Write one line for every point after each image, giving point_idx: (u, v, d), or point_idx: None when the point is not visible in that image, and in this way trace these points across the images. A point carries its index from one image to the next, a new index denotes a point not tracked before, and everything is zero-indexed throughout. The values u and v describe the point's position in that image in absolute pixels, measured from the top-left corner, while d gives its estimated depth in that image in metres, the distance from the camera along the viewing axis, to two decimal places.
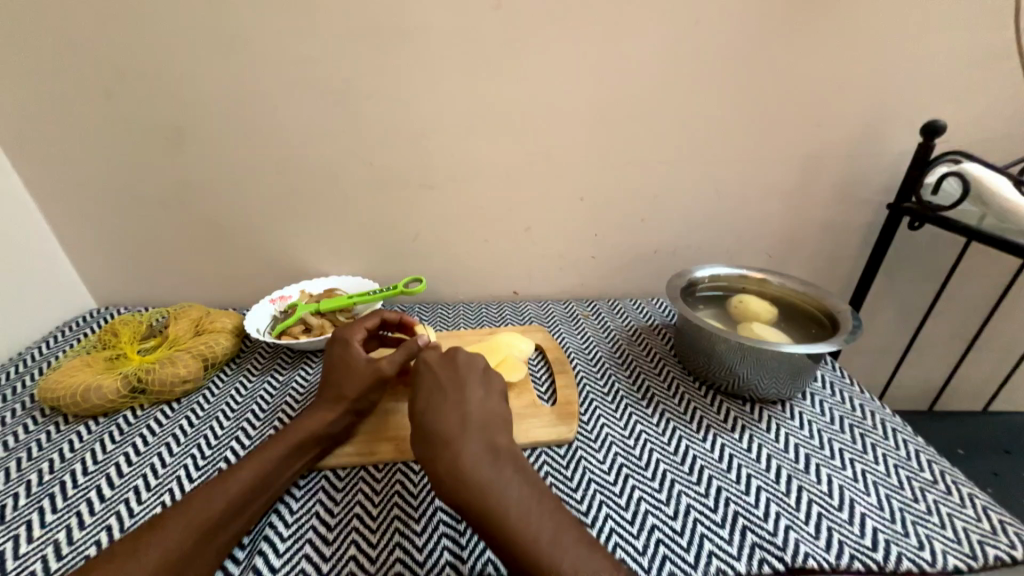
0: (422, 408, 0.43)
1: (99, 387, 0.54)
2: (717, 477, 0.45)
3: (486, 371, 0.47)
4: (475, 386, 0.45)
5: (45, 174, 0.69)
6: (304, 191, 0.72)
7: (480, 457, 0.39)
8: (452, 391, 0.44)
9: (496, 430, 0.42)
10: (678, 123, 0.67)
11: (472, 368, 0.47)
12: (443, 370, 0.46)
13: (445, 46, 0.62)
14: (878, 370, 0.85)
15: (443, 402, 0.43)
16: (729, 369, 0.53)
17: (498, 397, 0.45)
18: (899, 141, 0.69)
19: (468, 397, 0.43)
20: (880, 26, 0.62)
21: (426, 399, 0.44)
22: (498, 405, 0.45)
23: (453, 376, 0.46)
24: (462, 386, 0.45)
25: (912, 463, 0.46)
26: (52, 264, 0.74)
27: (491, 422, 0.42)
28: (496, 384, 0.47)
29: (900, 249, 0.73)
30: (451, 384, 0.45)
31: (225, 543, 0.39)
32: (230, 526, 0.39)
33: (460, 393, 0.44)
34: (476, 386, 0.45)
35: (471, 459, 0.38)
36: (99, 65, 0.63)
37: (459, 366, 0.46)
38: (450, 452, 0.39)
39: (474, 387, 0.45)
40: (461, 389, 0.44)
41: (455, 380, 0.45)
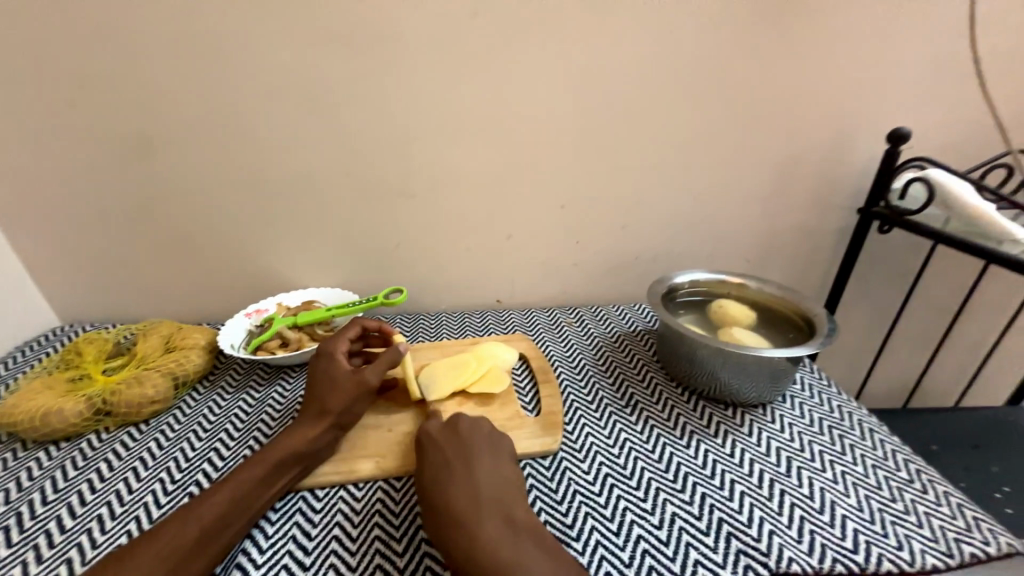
0: (432, 484, 0.41)
1: (60, 410, 0.51)
2: (701, 484, 0.45)
3: (492, 433, 0.47)
4: (483, 455, 0.44)
5: (2, 186, 0.66)
6: (279, 201, 0.70)
7: (500, 534, 0.38)
8: (460, 463, 0.43)
9: (510, 501, 0.41)
10: (655, 131, 0.68)
11: (477, 433, 0.46)
12: (448, 438, 0.45)
13: (422, 53, 0.62)
14: (854, 371, 0.88)
15: (453, 477, 0.42)
16: (711, 374, 0.53)
17: (507, 461, 0.45)
18: (867, 148, 0.71)
19: (476, 467, 0.42)
20: (846, 36, 0.64)
21: (434, 475, 0.42)
22: (509, 472, 0.43)
23: (461, 445, 0.45)
24: (469, 456, 0.44)
25: (889, 463, 0.47)
26: (11, 281, 0.70)
27: (505, 494, 0.41)
28: (504, 449, 0.46)
29: (872, 253, 0.75)
30: (460, 455, 0.43)
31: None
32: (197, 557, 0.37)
33: (468, 463, 0.43)
34: (485, 455, 0.44)
35: (490, 538, 0.37)
36: (59, 73, 0.60)
37: (461, 434, 0.45)
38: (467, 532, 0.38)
39: (482, 456, 0.44)
40: (469, 460, 0.43)
41: (463, 450, 0.44)
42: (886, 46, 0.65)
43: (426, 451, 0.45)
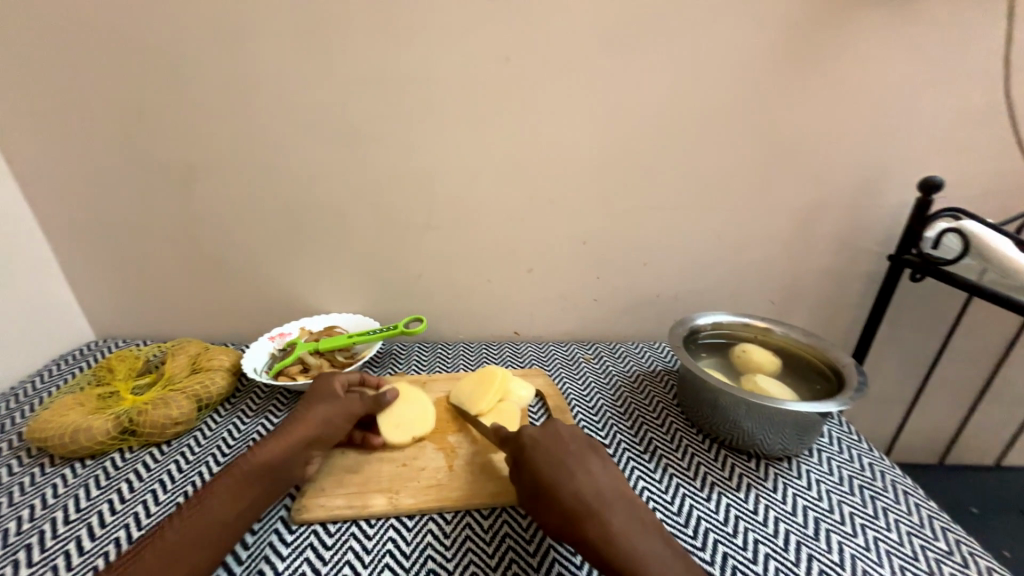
0: (555, 480, 0.41)
1: (90, 427, 0.52)
2: (723, 542, 0.43)
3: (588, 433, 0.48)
4: (589, 453, 0.45)
5: (56, 209, 0.71)
6: (309, 229, 0.73)
7: (630, 532, 0.39)
8: (579, 464, 0.43)
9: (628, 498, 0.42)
10: (678, 172, 0.69)
11: (583, 438, 0.47)
12: (561, 438, 0.46)
13: (452, 94, 0.65)
14: (885, 422, 0.84)
15: (572, 475, 0.42)
16: (734, 423, 0.52)
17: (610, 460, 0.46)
18: (897, 194, 0.70)
19: (594, 468, 0.43)
20: (873, 85, 0.64)
21: (556, 472, 0.42)
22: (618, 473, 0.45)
23: (572, 446, 0.45)
24: (585, 458, 0.44)
25: (925, 530, 0.44)
26: (54, 297, 0.74)
27: (621, 491, 0.42)
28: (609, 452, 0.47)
29: (903, 300, 0.73)
30: (571, 455, 0.44)
31: None
32: None
33: (586, 463, 0.44)
34: (598, 457, 0.45)
35: (624, 537, 0.38)
36: (117, 107, 0.65)
37: (567, 438, 0.46)
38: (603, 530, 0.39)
39: (597, 457, 0.45)
40: (586, 460, 0.44)
41: (578, 451, 0.45)
42: (916, 96, 0.65)
43: (534, 448, 0.45)
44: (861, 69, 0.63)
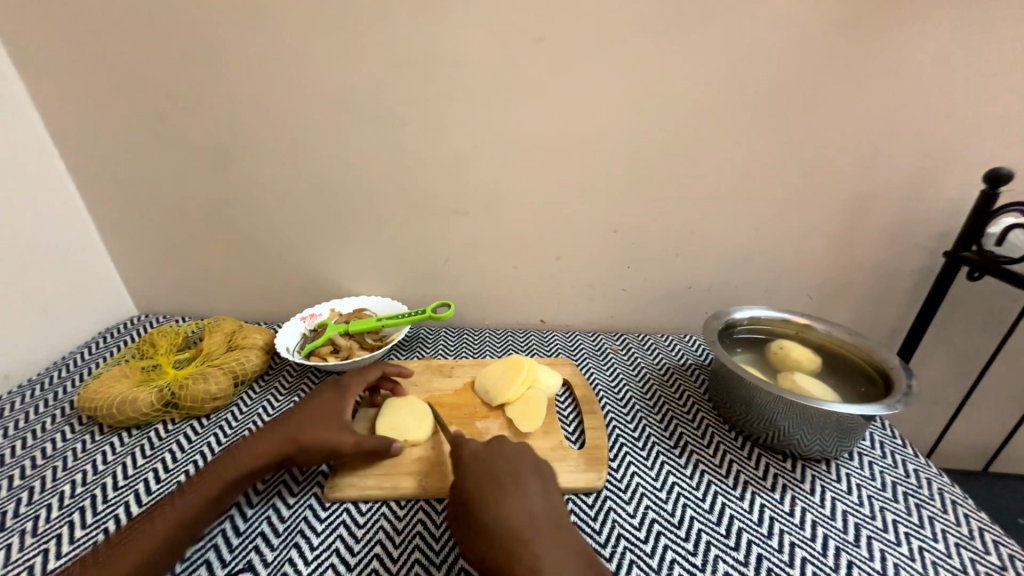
0: (484, 500, 0.41)
1: (135, 399, 0.55)
2: (757, 542, 0.42)
3: (538, 456, 0.47)
4: (532, 472, 0.44)
5: (100, 189, 0.73)
6: (340, 213, 0.73)
7: (556, 554, 0.37)
8: (511, 485, 0.42)
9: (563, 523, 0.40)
10: (719, 159, 0.66)
11: (525, 457, 0.46)
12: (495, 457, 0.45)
13: (486, 76, 0.63)
14: (926, 425, 0.80)
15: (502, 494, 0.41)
16: (770, 422, 0.50)
17: (556, 484, 0.44)
18: (958, 186, 0.65)
19: (527, 490, 0.42)
20: (940, 68, 0.59)
21: (485, 490, 0.42)
22: (558, 497, 0.43)
23: (507, 467, 0.44)
24: (519, 479, 0.43)
25: (976, 543, 0.42)
26: (100, 273, 0.77)
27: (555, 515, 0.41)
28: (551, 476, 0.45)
29: (956, 299, 0.69)
30: (512, 473, 0.43)
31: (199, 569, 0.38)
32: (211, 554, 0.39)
33: (519, 485, 0.42)
34: (534, 480, 0.43)
35: (549, 558, 0.36)
36: (156, 89, 0.66)
37: (504, 458, 0.45)
38: (524, 551, 0.37)
39: (532, 480, 0.43)
40: (519, 481, 0.43)
41: (512, 472, 0.44)
42: (990, 79, 0.59)
43: (466, 472, 0.44)
44: (929, 49, 0.58)
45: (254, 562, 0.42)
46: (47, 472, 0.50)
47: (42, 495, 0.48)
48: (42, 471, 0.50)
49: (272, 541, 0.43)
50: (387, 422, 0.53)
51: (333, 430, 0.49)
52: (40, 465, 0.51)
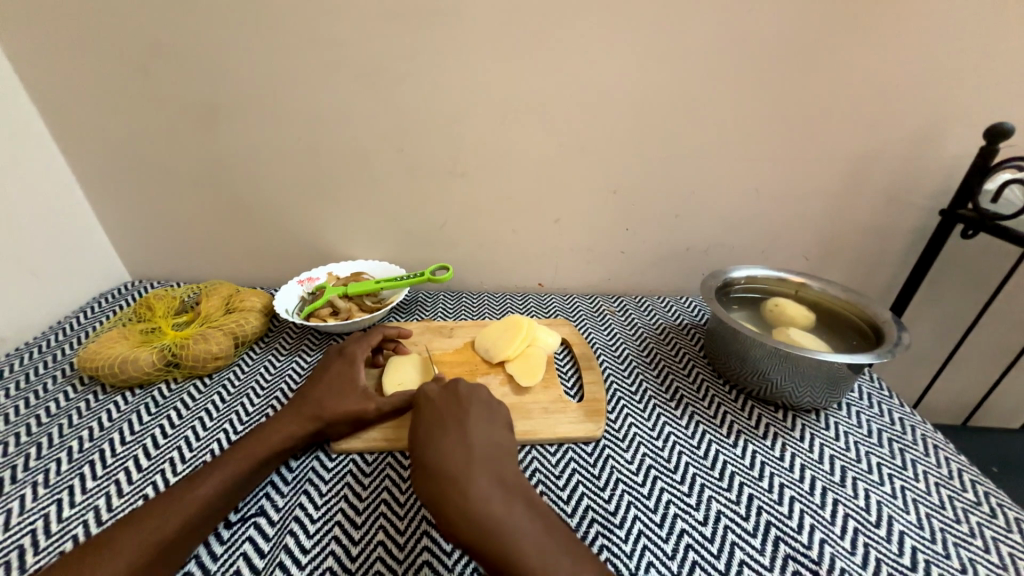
0: (426, 441, 0.42)
1: (136, 359, 0.55)
2: (748, 484, 0.44)
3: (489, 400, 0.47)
4: (478, 414, 0.45)
5: (81, 150, 0.70)
6: (334, 174, 0.72)
7: (490, 493, 0.38)
8: (453, 427, 0.43)
9: (502, 464, 0.41)
10: (720, 116, 0.65)
11: (475, 397, 0.46)
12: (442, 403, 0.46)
13: (481, 26, 0.60)
14: (910, 382, 0.83)
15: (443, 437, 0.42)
16: (763, 375, 0.52)
17: (502, 426, 0.45)
18: (959, 144, 0.65)
19: (469, 430, 0.43)
20: (951, 18, 0.57)
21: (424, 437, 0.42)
22: (502, 436, 0.44)
23: (453, 410, 0.45)
24: (463, 420, 0.44)
25: (954, 482, 0.44)
26: (89, 237, 0.75)
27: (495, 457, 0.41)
28: (501, 414, 0.46)
29: (948, 259, 0.69)
30: (452, 420, 0.44)
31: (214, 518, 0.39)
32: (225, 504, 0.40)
33: (462, 426, 0.43)
34: (478, 421, 0.44)
35: (476, 495, 0.37)
36: (132, 40, 0.62)
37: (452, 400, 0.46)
38: (458, 490, 0.38)
39: (477, 420, 0.44)
40: (463, 422, 0.43)
41: (457, 415, 0.44)
42: (1003, 30, 0.58)
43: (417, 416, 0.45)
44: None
45: (265, 508, 0.42)
46: (52, 430, 0.50)
47: (50, 450, 0.48)
48: (48, 429, 0.50)
49: (281, 489, 0.44)
50: (392, 379, 0.54)
51: (345, 399, 0.49)
52: (45, 423, 0.51)
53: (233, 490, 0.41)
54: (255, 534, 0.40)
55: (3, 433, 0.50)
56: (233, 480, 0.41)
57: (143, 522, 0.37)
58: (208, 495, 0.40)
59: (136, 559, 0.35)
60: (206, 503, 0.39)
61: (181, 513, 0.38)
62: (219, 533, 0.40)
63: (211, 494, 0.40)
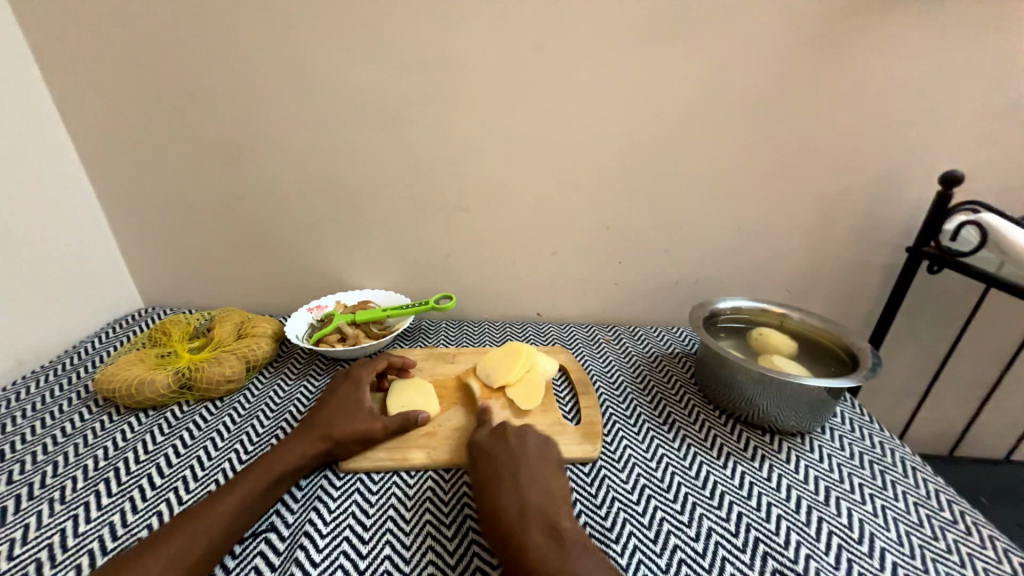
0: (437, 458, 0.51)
1: (153, 381, 0.57)
2: (737, 502, 0.47)
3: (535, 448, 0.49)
4: (530, 467, 0.46)
5: (112, 183, 0.76)
6: (346, 208, 0.77)
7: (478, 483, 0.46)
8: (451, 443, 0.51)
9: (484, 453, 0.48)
10: (702, 160, 0.71)
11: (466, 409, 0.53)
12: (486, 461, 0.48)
13: (487, 80, 0.67)
14: (896, 412, 0.86)
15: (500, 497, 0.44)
16: (749, 400, 0.55)
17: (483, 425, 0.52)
18: (919, 188, 0.71)
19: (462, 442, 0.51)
20: (900, 79, 0.65)
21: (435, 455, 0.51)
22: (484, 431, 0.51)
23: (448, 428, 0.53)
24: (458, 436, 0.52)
25: (932, 502, 0.47)
26: (109, 265, 0.79)
27: (553, 503, 0.43)
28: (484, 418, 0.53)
29: (920, 293, 0.74)
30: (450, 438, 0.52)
31: (228, 535, 0.41)
32: (238, 521, 0.42)
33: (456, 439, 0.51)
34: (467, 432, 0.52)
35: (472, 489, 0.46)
36: (172, 88, 0.69)
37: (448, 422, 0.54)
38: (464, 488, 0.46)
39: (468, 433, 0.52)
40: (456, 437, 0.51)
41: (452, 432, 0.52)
42: (945, 91, 0.65)
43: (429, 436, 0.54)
44: (890, 62, 0.64)
45: (276, 524, 0.44)
46: (68, 449, 0.52)
47: (66, 468, 0.49)
48: (64, 448, 0.52)
49: (291, 506, 0.46)
50: (396, 401, 0.56)
51: (353, 418, 0.52)
52: (61, 442, 0.53)
53: (249, 506, 0.43)
54: (266, 549, 0.42)
55: (20, 452, 0.51)
56: (250, 497, 0.43)
57: (167, 536, 0.39)
58: (228, 510, 0.42)
59: (156, 571, 0.36)
60: (225, 517, 0.41)
61: (203, 526, 0.40)
62: (232, 548, 0.41)
63: (229, 508, 0.42)
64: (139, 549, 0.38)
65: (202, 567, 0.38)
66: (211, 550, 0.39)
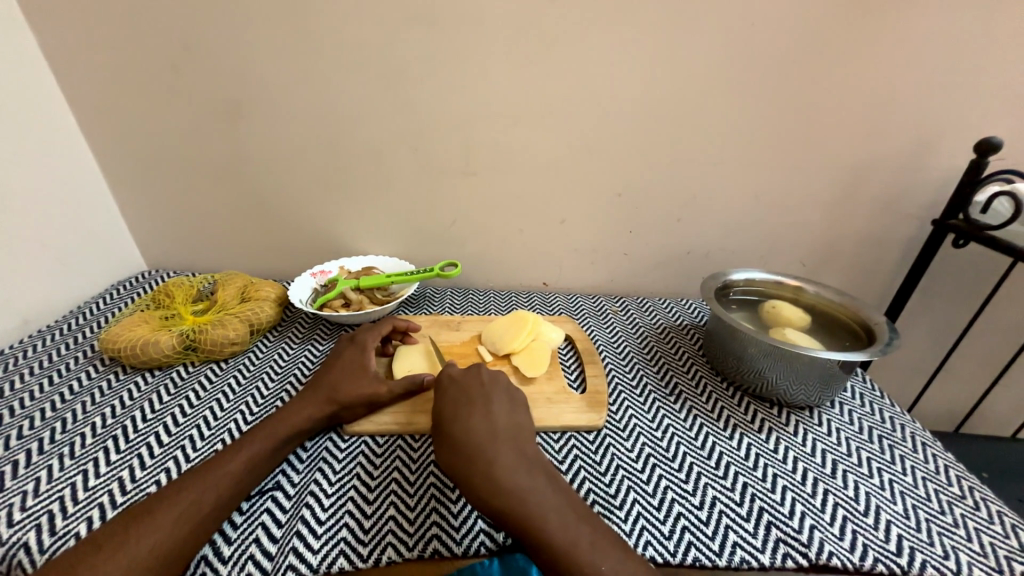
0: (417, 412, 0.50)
1: (156, 342, 0.57)
2: (743, 473, 0.46)
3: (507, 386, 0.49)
4: (498, 401, 0.47)
5: (108, 141, 0.73)
6: (349, 171, 0.74)
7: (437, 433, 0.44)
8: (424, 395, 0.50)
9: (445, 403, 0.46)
10: (722, 124, 0.67)
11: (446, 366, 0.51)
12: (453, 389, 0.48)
13: (496, 33, 0.63)
14: (904, 389, 0.85)
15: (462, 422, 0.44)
16: (759, 372, 0.54)
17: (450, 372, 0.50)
18: (951, 157, 0.68)
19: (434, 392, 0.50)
20: (942, 37, 0.60)
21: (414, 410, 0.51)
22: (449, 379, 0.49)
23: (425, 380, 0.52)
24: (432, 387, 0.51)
25: (941, 477, 0.46)
26: (110, 226, 0.78)
27: (516, 435, 0.44)
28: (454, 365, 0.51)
29: (941, 268, 0.72)
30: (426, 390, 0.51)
31: (236, 493, 0.41)
32: (246, 480, 0.42)
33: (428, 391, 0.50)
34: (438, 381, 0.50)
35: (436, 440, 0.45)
36: (163, 38, 0.65)
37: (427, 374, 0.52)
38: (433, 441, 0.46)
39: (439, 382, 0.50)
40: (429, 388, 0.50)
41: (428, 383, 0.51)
42: (992, 50, 0.61)
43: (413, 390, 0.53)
44: (935, 17, 0.59)
45: (282, 484, 0.44)
46: (76, 407, 0.52)
47: (75, 425, 0.50)
48: (71, 406, 0.52)
49: (297, 467, 0.46)
50: (401, 366, 0.56)
51: (359, 380, 0.51)
52: (68, 400, 0.53)
53: (256, 466, 0.43)
54: (273, 507, 0.42)
55: (28, 409, 0.52)
56: (257, 457, 0.43)
57: (176, 493, 0.39)
58: (236, 470, 0.42)
59: (165, 527, 0.37)
60: (233, 476, 0.41)
61: (211, 484, 0.40)
62: (239, 506, 0.42)
63: (237, 468, 0.42)
64: (149, 505, 0.38)
65: (211, 523, 0.39)
66: (219, 508, 0.40)
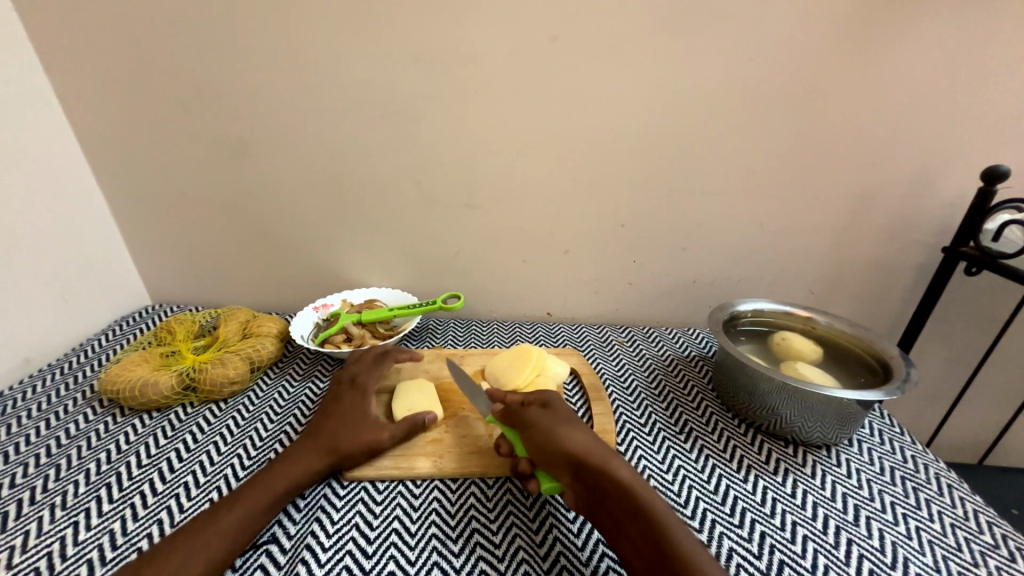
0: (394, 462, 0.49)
1: (155, 382, 0.56)
2: (760, 521, 0.44)
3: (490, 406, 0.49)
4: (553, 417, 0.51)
5: (117, 180, 0.75)
6: (353, 205, 0.75)
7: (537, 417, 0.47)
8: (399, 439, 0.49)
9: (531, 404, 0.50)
10: (725, 154, 0.68)
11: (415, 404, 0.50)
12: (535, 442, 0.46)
13: (497, 71, 0.64)
14: (923, 419, 0.82)
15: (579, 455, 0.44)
16: (773, 409, 0.52)
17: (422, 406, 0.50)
18: (957, 184, 0.67)
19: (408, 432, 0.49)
20: (940, 67, 0.61)
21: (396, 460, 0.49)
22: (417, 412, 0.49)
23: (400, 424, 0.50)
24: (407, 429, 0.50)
25: (971, 523, 0.44)
26: (116, 261, 0.79)
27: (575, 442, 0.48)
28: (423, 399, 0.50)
29: (954, 296, 0.70)
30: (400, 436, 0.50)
31: (229, 553, 0.39)
32: (239, 538, 0.40)
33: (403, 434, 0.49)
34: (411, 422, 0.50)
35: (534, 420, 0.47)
36: (175, 81, 0.67)
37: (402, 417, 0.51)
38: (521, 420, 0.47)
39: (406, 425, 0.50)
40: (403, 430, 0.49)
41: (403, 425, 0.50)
42: (992, 80, 0.61)
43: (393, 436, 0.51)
44: (932, 48, 0.60)
45: (277, 536, 0.43)
46: (71, 452, 0.51)
47: (69, 472, 0.49)
48: (67, 451, 0.51)
49: (293, 517, 0.45)
50: (402, 404, 0.54)
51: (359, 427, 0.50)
52: (64, 445, 0.52)
53: (251, 521, 0.42)
54: (267, 562, 0.41)
55: (24, 455, 0.51)
56: (254, 513, 0.42)
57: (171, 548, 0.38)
58: (230, 527, 0.40)
59: None
60: (226, 534, 0.40)
61: (203, 543, 0.39)
62: (232, 561, 0.40)
63: (231, 524, 0.40)
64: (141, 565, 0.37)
65: None
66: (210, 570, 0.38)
